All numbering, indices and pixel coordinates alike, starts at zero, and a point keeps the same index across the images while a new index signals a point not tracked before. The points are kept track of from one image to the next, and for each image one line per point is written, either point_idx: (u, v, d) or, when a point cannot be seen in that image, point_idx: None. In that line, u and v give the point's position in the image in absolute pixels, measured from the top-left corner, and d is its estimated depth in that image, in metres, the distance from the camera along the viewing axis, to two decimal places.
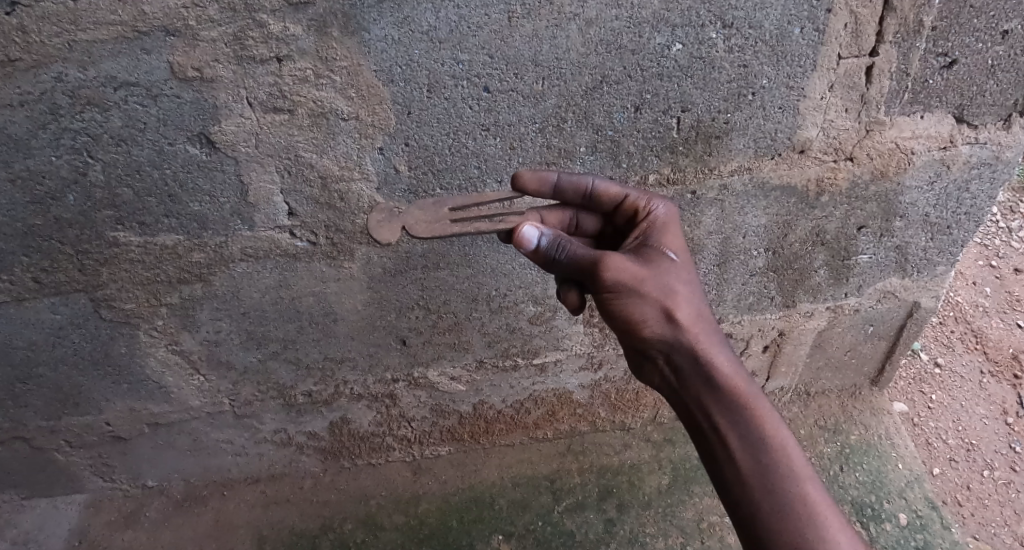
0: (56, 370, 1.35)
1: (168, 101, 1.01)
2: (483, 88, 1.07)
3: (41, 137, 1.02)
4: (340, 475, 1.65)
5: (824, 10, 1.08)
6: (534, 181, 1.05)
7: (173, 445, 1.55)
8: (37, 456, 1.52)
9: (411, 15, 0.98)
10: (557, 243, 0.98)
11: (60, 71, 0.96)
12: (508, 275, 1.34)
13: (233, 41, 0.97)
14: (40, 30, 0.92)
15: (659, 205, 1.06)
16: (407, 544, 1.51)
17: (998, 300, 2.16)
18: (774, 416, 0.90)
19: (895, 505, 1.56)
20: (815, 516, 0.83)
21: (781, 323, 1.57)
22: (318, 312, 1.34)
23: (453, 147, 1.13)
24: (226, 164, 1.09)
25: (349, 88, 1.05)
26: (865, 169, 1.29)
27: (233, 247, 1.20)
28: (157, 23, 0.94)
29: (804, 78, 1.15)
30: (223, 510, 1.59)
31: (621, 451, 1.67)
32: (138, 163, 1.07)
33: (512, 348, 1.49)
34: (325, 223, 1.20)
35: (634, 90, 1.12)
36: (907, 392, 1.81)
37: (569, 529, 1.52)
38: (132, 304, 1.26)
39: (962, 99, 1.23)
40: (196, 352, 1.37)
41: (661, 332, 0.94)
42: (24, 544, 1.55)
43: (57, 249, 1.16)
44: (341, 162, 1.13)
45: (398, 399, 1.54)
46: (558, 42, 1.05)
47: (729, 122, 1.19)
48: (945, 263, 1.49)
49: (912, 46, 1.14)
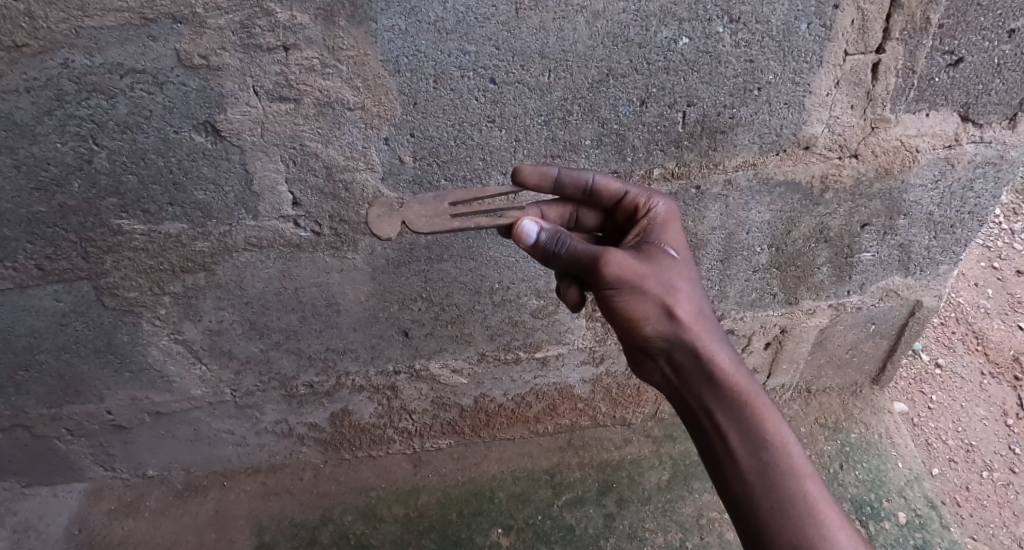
0: (58, 357, 1.35)
1: (173, 89, 1.01)
2: (489, 80, 1.08)
3: (46, 123, 1.02)
4: (341, 467, 1.65)
5: (831, 6, 1.08)
6: (535, 175, 1.05)
7: (174, 434, 1.55)
8: (38, 444, 1.52)
9: (418, 5, 0.98)
10: (557, 237, 0.98)
11: (66, 57, 0.96)
12: (511, 268, 1.34)
13: (240, 30, 0.97)
14: (48, 16, 0.92)
15: (660, 201, 1.06)
16: (406, 536, 1.51)
17: (999, 302, 2.16)
18: (775, 414, 0.90)
19: (894, 504, 1.56)
20: (816, 514, 0.83)
21: (782, 321, 1.57)
22: (321, 303, 1.34)
23: (458, 139, 1.13)
24: (231, 152, 1.09)
25: (355, 78, 1.05)
26: (870, 166, 1.29)
27: (238, 236, 1.20)
28: (163, 11, 0.94)
29: (810, 74, 1.15)
30: (224, 500, 1.59)
31: (621, 446, 1.67)
32: (143, 150, 1.07)
33: (513, 342, 1.49)
34: (330, 213, 1.20)
35: (640, 84, 1.12)
36: (907, 392, 1.81)
37: (568, 523, 1.52)
38: (135, 292, 1.26)
39: (967, 98, 1.23)
40: (199, 342, 1.37)
41: (661, 329, 0.94)
42: (24, 532, 1.55)
43: (61, 236, 1.16)
44: (346, 152, 1.13)
45: (399, 391, 1.54)
46: (564, 34, 1.05)
47: (735, 117, 1.19)
48: (948, 262, 1.49)
49: (919, 44, 1.14)
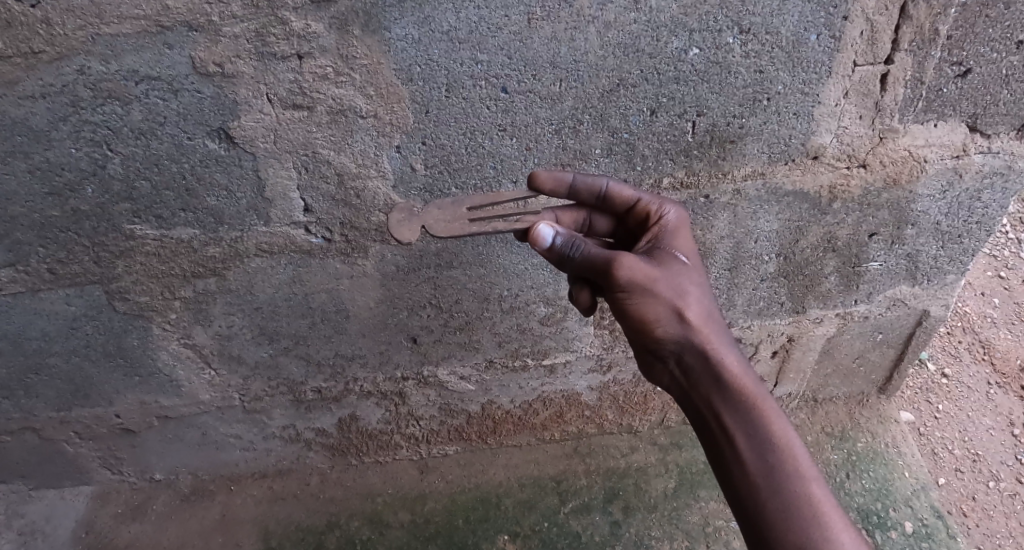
0: (68, 360, 1.35)
1: (188, 96, 1.02)
2: (501, 89, 1.08)
3: (61, 129, 1.03)
4: (348, 472, 1.65)
5: (840, 17, 1.08)
6: (551, 181, 1.06)
7: (182, 438, 1.56)
8: (45, 447, 1.52)
9: (433, 15, 0.99)
10: (572, 242, 0.99)
11: (83, 64, 0.97)
12: (520, 276, 1.35)
13: (255, 38, 0.98)
14: (64, 23, 0.93)
15: (671, 209, 1.07)
16: (413, 542, 1.51)
17: (1006, 312, 2.16)
18: (781, 417, 0.90)
19: (901, 513, 1.56)
20: (821, 515, 0.83)
21: (789, 329, 1.57)
22: (331, 308, 1.35)
23: (470, 147, 1.14)
24: (244, 159, 1.10)
25: (368, 86, 1.05)
26: (878, 176, 1.29)
27: (249, 241, 1.21)
28: (180, 19, 0.94)
29: (819, 85, 1.16)
30: (231, 505, 1.60)
31: (628, 454, 1.67)
32: (157, 156, 1.08)
33: (521, 349, 1.49)
34: (341, 220, 1.21)
35: (650, 93, 1.13)
36: (913, 402, 1.81)
37: (575, 530, 1.52)
38: (146, 296, 1.26)
39: (975, 109, 1.23)
40: (209, 346, 1.38)
41: (672, 332, 0.94)
42: (31, 534, 1.55)
43: (73, 240, 1.16)
44: (357, 159, 1.13)
45: (407, 397, 1.55)
46: (576, 44, 1.06)
47: (744, 127, 1.19)
48: (955, 272, 1.49)
49: (927, 55, 1.14)
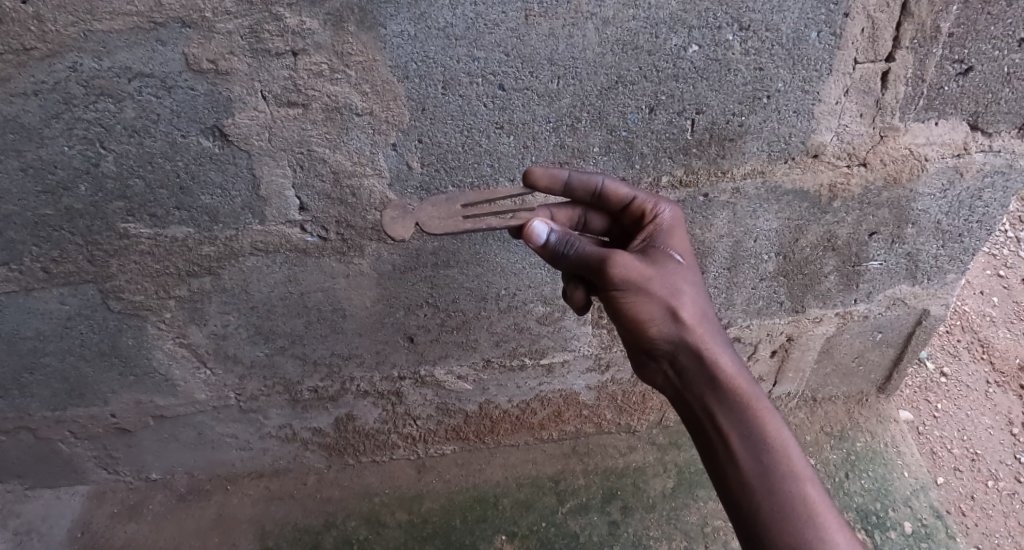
0: (62, 359, 1.34)
1: (181, 93, 1.01)
2: (498, 87, 1.07)
3: (53, 127, 1.02)
4: (345, 471, 1.64)
5: (841, 14, 1.07)
6: (546, 177, 1.05)
7: (178, 437, 1.55)
8: (40, 446, 1.51)
9: (429, 11, 0.98)
10: (566, 239, 0.98)
11: (75, 61, 0.96)
12: (518, 275, 1.34)
13: (249, 34, 0.97)
14: (56, 19, 0.92)
15: (666, 208, 1.06)
16: (409, 542, 1.50)
17: (1005, 310, 2.15)
18: (776, 417, 0.89)
19: (900, 513, 1.55)
20: (816, 517, 0.82)
21: (788, 328, 1.56)
22: (327, 308, 1.34)
23: (466, 145, 1.13)
24: (238, 158, 1.09)
25: (363, 83, 1.04)
26: (878, 174, 1.28)
27: (244, 240, 1.20)
28: (172, 15, 0.93)
29: (819, 83, 1.15)
30: (228, 504, 1.59)
31: (626, 454, 1.66)
32: (150, 154, 1.07)
33: (519, 348, 1.48)
34: (337, 218, 1.20)
35: (648, 91, 1.12)
36: (913, 401, 1.80)
37: (572, 530, 1.52)
38: (140, 295, 1.25)
39: (977, 107, 1.22)
40: (204, 345, 1.37)
41: (666, 331, 0.93)
42: (26, 533, 1.55)
43: (67, 239, 1.15)
44: (353, 158, 1.12)
45: (404, 397, 1.54)
46: (574, 41, 1.04)
47: (743, 125, 1.18)
48: (955, 271, 1.48)
49: (929, 53, 1.13)
